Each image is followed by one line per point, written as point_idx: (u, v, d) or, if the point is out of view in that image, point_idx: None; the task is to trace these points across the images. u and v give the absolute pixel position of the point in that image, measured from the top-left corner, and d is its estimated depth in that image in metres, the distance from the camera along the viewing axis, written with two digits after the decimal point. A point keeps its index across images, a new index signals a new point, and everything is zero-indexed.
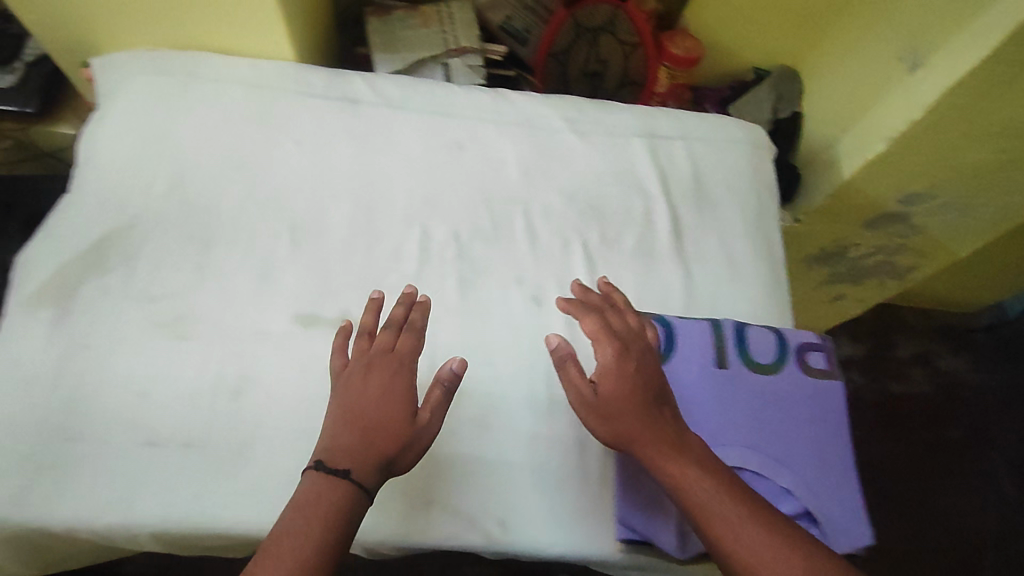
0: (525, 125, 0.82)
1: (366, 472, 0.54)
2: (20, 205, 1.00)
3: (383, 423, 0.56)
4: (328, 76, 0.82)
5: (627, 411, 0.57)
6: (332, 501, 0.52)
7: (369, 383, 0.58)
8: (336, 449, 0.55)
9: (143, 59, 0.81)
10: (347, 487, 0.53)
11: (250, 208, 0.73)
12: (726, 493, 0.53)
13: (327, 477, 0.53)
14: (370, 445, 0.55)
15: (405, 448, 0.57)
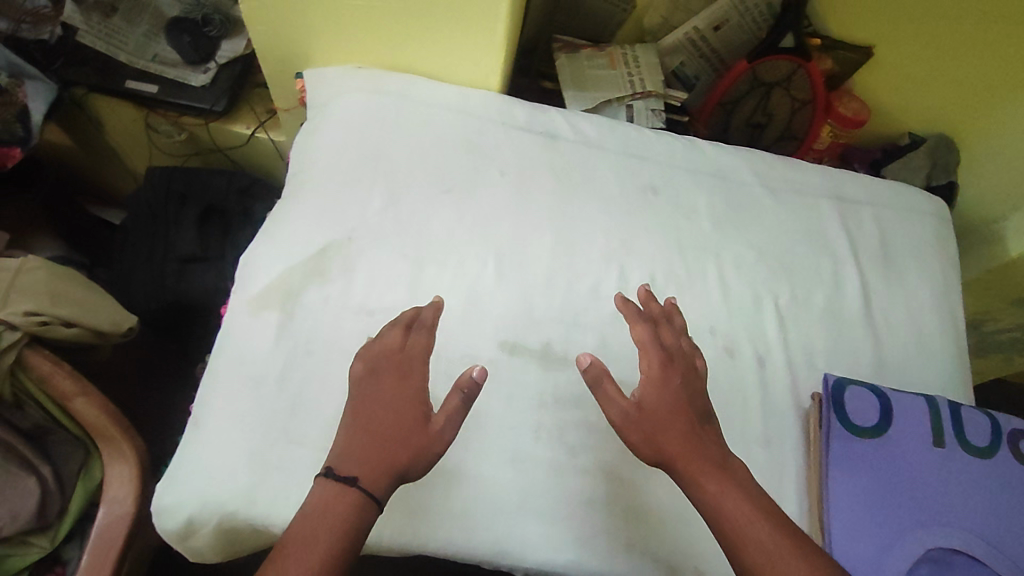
0: (717, 175, 0.83)
1: (375, 481, 0.54)
2: (194, 196, 1.07)
3: (399, 432, 0.56)
4: (531, 110, 0.85)
5: (674, 435, 0.57)
6: (340, 512, 0.52)
7: (383, 390, 0.58)
8: (350, 456, 0.55)
9: (356, 76, 0.85)
10: (355, 496, 0.53)
11: (456, 232, 0.76)
12: (770, 522, 0.54)
13: (335, 486, 0.54)
14: (379, 453, 0.55)
15: (418, 454, 0.56)
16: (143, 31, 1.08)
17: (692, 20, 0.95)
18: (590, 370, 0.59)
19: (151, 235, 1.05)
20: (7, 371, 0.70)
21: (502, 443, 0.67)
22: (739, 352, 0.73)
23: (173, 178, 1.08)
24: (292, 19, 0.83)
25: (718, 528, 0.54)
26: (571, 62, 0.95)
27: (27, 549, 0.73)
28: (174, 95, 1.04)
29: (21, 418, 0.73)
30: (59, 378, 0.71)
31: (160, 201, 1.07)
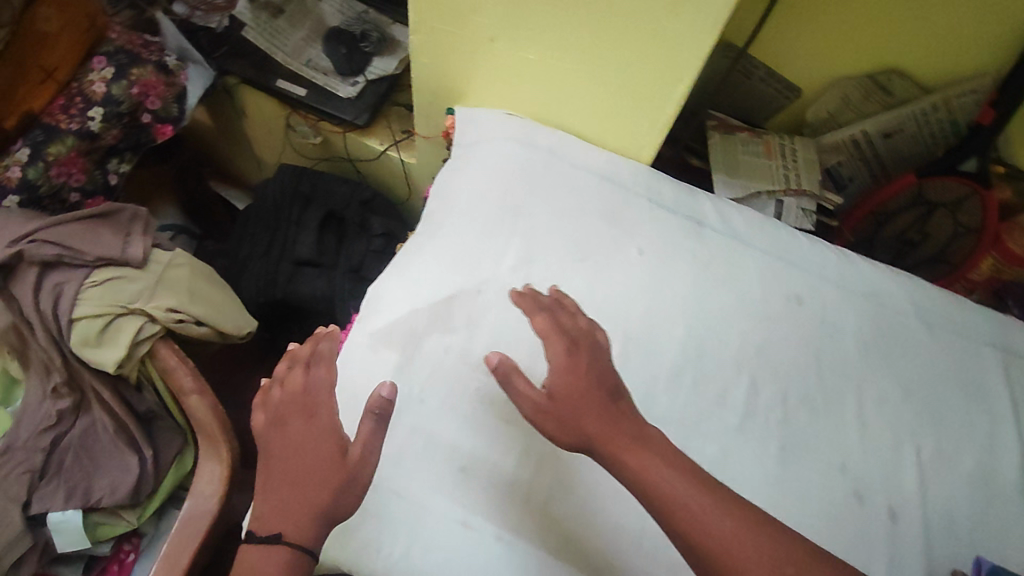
0: (869, 298, 0.77)
1: (300, 531, 0.52)
2: (318, 200, 1.10)
3: (312, 473, 0.53)
4: (681, 190, 0.82)
5: (590, 416, 0.53)
6: (270, 572, 0.51)
7: (289, 438, 0.54)
8: (269, 513, 0.53)
9: (510, 125, 0.85)
10: (288, 556, 0.51)
11: (585, 304, 0.73)
12: (699, 484, 0.50)
13: (263, 548, 0.51)
14: (301, 505, 0.52)
15: (342, 493, 0.53)
16: (302, 34, 1.11)
17: (862, 122, 0.92)
18: (498, 368, 0.55)
19: (269, 229, 1.07)
20: (138, 360, 0.73)
21: (604, 544, 0.62)
22: (871, 500, 0.66)
23: (299, 180, 1.11)
24: (457, 59, 0.83)
25: (653, 508, 0.49)
26: (725, 142, 0.91)
27: (116, 520, 0.74)
28: (320, 102, 1.06)
29: (137, 400, 0.77)
30: (181, 373, 0.74)
31: (282, 198, 1.09)
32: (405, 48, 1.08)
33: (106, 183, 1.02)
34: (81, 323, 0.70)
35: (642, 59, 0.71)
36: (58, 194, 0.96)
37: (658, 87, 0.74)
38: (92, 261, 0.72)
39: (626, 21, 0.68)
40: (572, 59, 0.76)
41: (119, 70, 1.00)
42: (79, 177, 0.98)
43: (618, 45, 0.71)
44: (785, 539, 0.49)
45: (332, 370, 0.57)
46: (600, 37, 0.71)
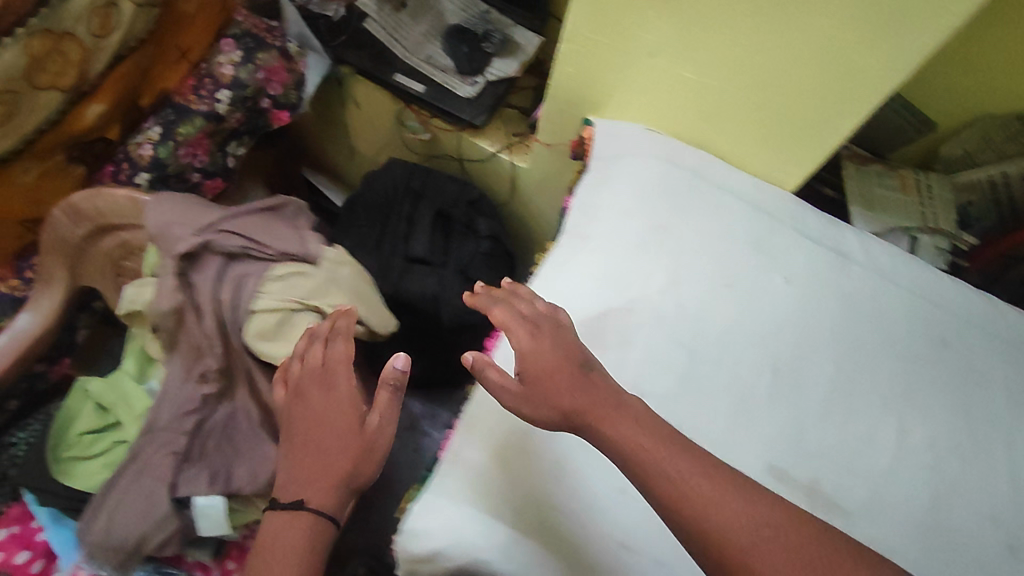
0: (1017, 345, 0.76)
1: (320, 492, 0.60)
2: (429, 197, 1.11)
3: (332, 438, 0.62)
4: (826, 222, 0.82)
5: (561, 390, 0.55)
6: (300, 529, 0.59)
7: (302, 406, 0.65)
8: (298, 477, 0.61)
9: (653, 141, 0.84)
10: (303, 516, 0.59)
11: (734, 332, 0.74)
12: (685, 457, 0.51)
13: (292, 511, 0.60)
14: (315, 469, 0.61)
15: (359, 459, 0.62)
16: (422, 30, 1.10)
17: (1004, 164, 0.89)
18: (474, 366, 0.57)
19: (379, 223, 1.10)
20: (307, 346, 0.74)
21: None
22: None
23: (411, 175, 1.12)
24: (608, 72, 0.82)
25: (632, 471, 0.51)
26: (859, 176, 0.91)
27: (247, 508, 0.75)
28: (438, 99, 1.05)
29: None
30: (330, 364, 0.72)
31: (393, 192, 1.11)
32: (526, 53, 1.07)
33: (225, 165, 1.02)
34: (260, 316, 0.75)
35: (827, 85, 0.70)
36: (182, 173, 0.96)
37: (832, 116, 0.73)
38: (275, 253, 0.78)
39: (821, 46, 0.66)
40: (745, 81, 0.74)
41: (246, 54, 0.99)
42: (204, 158, 0.97)
43: (802, 70, 0.70)
44: (764, 503, 0.49)
45: (346, 347, 0.69)
46: (783, 60, 0.70)
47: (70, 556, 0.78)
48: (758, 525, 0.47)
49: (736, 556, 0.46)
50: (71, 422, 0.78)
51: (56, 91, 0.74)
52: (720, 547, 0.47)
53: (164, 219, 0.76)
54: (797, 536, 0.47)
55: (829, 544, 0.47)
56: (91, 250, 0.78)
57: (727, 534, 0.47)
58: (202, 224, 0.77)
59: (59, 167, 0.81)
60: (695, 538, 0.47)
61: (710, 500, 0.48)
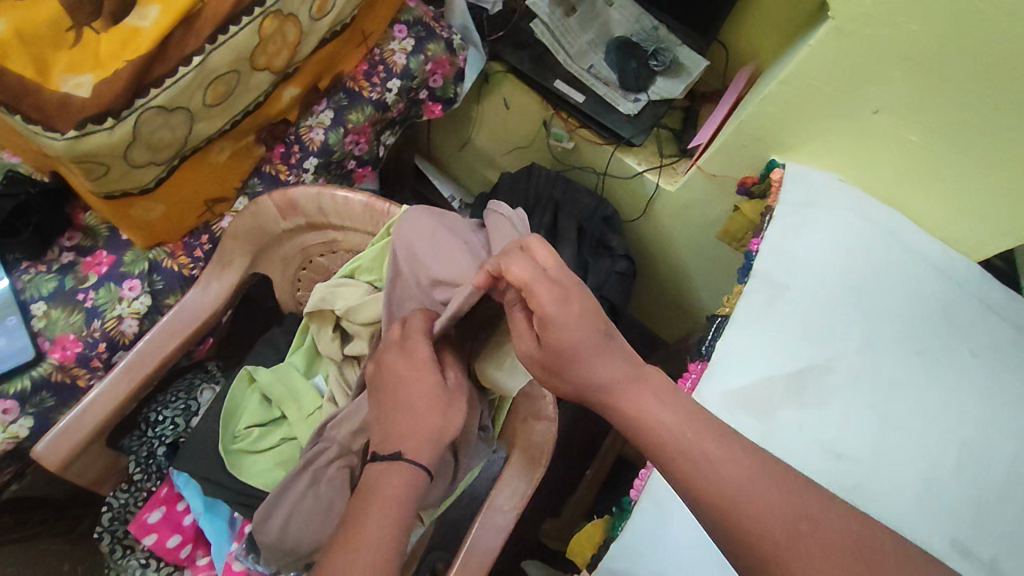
0: None
1: (415, 448, 0.54)
2: (567, 207, 1.09)
3: (423, 398, 0.56)
4: (1010, 298, 0.82)
5: (575, 361, 0.51)
6: (394, 488, 0.51)
7: (392, 370, 0.58)
8: (389, 438, 0.55)
9: (844, 194, 0.85)
10: (403, 467, 0.52)
11: (925, 400, 0.73)
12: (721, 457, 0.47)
13: (385, 468, 0.53)
14: (413, 426, 0.55)
15: (448, 413, 0.56)
16: (588, 38, 1.10)
17: None
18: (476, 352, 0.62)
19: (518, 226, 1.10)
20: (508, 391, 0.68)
21: None
22: None
23: (553, 184, 1.10)
24: (820, 118, 0.83)
25: (625, 424, 0.51)
26: None
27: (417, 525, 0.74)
28: (598, 112, 1.05)
29: None
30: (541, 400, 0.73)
31: (535, 200, 1.10)
32: (692, 75, 1.07)
33: (376, 154, 1.00)
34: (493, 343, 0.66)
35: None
36: (342, 161, 0.93)
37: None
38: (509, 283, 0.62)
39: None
40: (979, 159, 0.76)
41: (418, 43, 0.97)
42: (363, 146, 0.95)
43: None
44: (792, 486, 0.46)
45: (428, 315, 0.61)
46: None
47: (222, 546, 0.73)
48: (799, 518, 0.44)
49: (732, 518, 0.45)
50: (236, 413, 0.73)
51: (269, 72, 0.75)
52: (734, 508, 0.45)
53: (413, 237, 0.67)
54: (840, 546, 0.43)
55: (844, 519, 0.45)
56: (291, 242, 0.76)
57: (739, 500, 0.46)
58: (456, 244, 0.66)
59: (248, 147, 0.82)
60: (730, 528, 0.45)
61: (724, 471, 0.47)
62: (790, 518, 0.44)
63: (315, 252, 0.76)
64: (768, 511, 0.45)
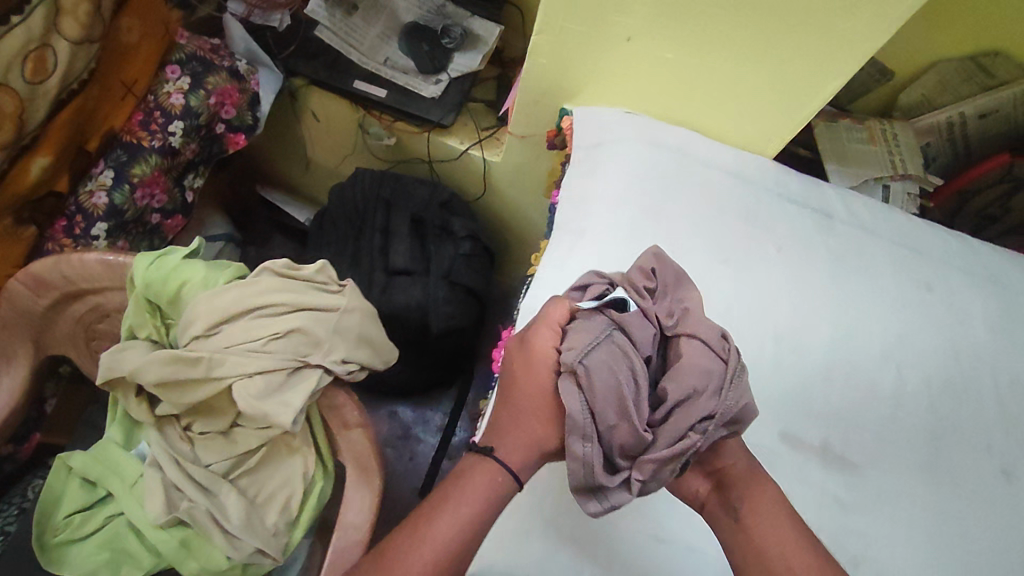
0: (993, 281, 0.81)
1: (510, 454, 0.57)
2: (399, 202, 1.06)
3: (533, 418, 0.59)
4: (807, 185, 0.83)
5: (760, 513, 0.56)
6: (480, 487, 0.55)
7: (525, 375, 0.60)
8: (497, 429, 0.59)
9: (631, 121, 0.84)
10: (490, 467, 0.56)
11: (735, 306, 0.74)
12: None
13: (477, 466, 0.57)
14: (513, 431, 0.59)
15: (547, 427, 0.59)
16: (377, 32, 1.06)
17: (961, 105, 0.94)
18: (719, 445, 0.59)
19: (351, 240, 1.04)
20: (274, 330, 0.58)
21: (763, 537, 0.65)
22: (1015, 473, 0.72)
23: (379, 184, 1.06)
24: (588, 57, 0.82)
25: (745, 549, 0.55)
26: (829, 131, 0.94)
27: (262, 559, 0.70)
28: (404, 104, 1.02)
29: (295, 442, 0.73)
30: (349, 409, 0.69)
31: (364, 202, 1.05)
32: (487, 44, 1.06)
33: (184, 200, 0.96)
34: (202, 306, 0.58)
35: (810, 58, 0.73)
36: (141, 217, 0.89)
37: (823, 83, 0.75)
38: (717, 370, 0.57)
39: (808, 22, 0.69)
40: (736, 63, 0.76)
41: (195, 80, 0.92)
42: (162, 197, 0.91)
43: (794, 45, 0.72)
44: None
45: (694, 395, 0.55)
46: (773, 40, 0.72)
47: None
48: None
49: (762, 563, 0.53)
50: (55, 505, 0.71)
51: None
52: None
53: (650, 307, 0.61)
54: None
55: (817, 559, 0.53)
56: (60, 317, 0.71)
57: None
58: (711, 374, 0.56)
59: (9, 231, 0.78)
60: None
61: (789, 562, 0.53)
62: None
63: (91, 320, 0.73)
64: None
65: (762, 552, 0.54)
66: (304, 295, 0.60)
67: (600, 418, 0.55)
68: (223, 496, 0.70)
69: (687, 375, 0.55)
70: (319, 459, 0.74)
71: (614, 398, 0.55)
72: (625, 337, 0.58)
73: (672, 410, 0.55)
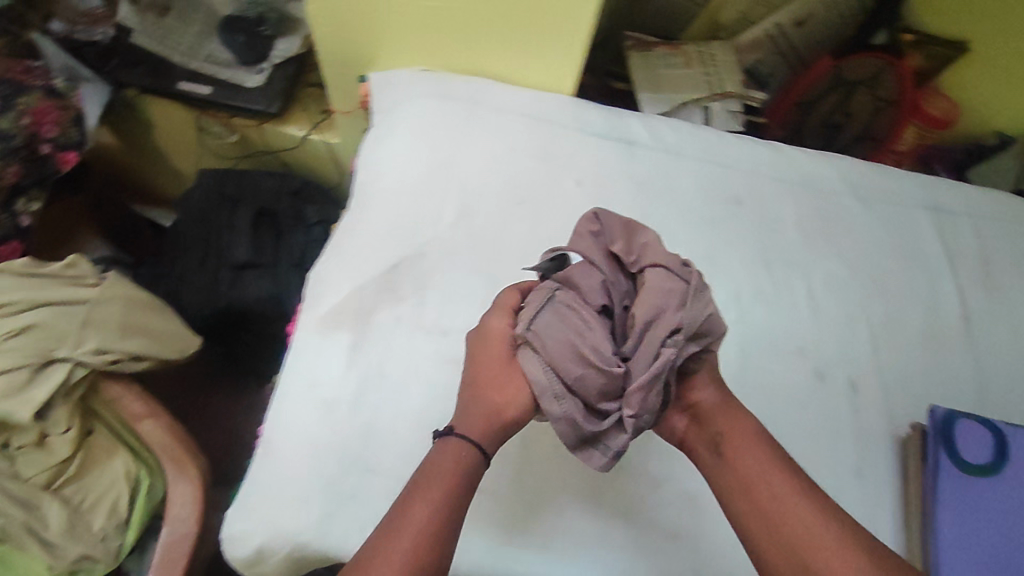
0: (806, 186, 0.79)
1: (482, 434, 0.53)
2: (245, 198, 1.05)
3: (496, 390, 0.54)
4: (608, 115, 0.80)
5: (744, 444, 0.55)
6: (449, 468, 0.51)
7: (482, 354, 0.56)
8: (462, 412, 0.55)
9: (421, 79, 0.81)
10: (456, 444, 0.53)
11: (530, 246, 0.72)
12: (807, 497, 0.52)
13: (438, 448, 0.53)
14: (475, 407, 0.54)
15: (513, 396, 0.54)
16: (196, 30, 1.06)
17: (773, 16, 0.92)
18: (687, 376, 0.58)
19: (202, 241, 1.02)
20: (30, 329, 0.65)
21: (558, 469, 0.64)
22: (827, 374, 0.71)
23: (223, 182, 1.06)
24: (362, 20, 0.78)
25: (731, 477, 0.54)
26: (644, 62, 0.90)
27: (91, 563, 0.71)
28: (229, 98, 1.01)
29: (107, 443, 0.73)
30: (130, 401, 0.72)
31: (208, 202, 1.04)
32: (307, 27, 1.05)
33: (17, 226, 0.94)
34: None
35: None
36: None
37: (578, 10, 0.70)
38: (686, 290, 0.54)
39: None
40: (500, 7, 0.72)
41: (4, 101, 0.91)
42: None
43: None
44: (814, 498, 0.52)
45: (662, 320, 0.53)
46: None
47: None
48: (830, 528, 0.50)
49: (745, 484, 0.53)
50: None
51: None
52: (757, 503, 0.52)
53: (595, 250, 0.58)
54: (847, 549, 0.49)
55: (803, 485, 0.53)
56: None
57: (774, 508, 0.51)
58: (672, 292, 0.54)
59: None
60: (771, 538, 0.51)
61: (773, 486, 0.52)
62: (825, 524, 0.50)
63: None
64: (803, 514, 0.51)
65: (749, 483, 0.53)
66: (59, 292, 0.68)
67: (564, 372, 0.52)
68: (46, 507, 0.69)
69: (652, 296, 0.54)
70: (137, 459, 0.76)
71: (574, 350, 0.53)
72: (568, 292, 0.56)
73: (639, 342, 0.53)
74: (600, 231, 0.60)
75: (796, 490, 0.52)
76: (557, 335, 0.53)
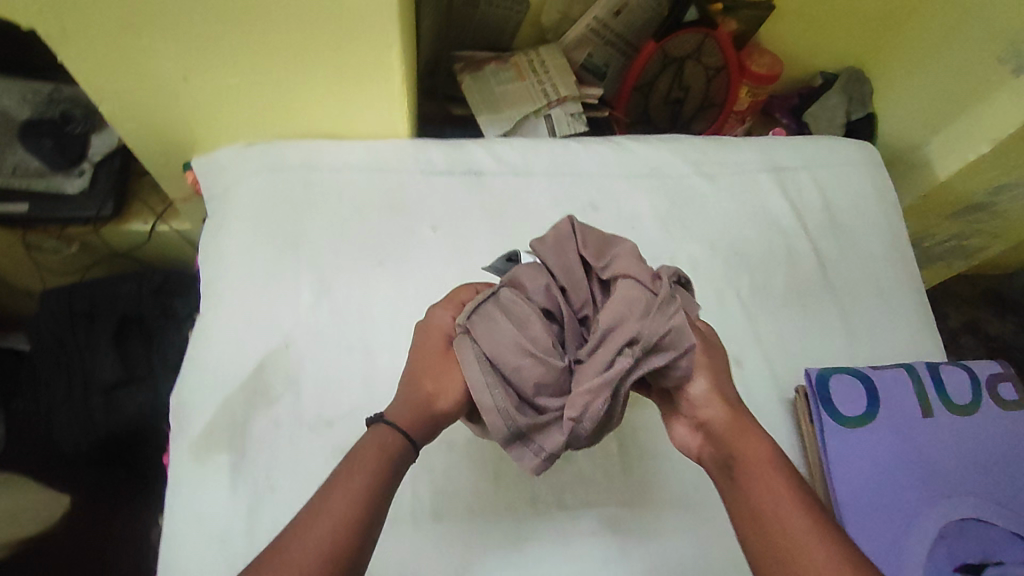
0: (653, 176, 0.81)
1: (409, 421, 0.51)
2: (100, 312, 0.96)
3: (428, 378, 0.52)
4: (448, 150, 0.79)
5: (758, 472, 0.48)
6: (373, 452, 0.49)
7: (425, 346, 0.54)
8: (399, 402, 0.53)
9: (245, 155, 0.76)
10: (382, 433, 0.50)
11: (400, 306, 0.70)
12: (825, 534, 0.45)
13: (365, 436, 0.51)
14: (408, 398, 0.52)
15: (446, 390, 0.51)
16: None
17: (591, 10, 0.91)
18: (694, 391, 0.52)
19: (61, 367, 0.93)
20: None
21: (473, 529, 0.62)
22: None
23: (70, 300, 0.96)
24: (166, 110, 0.72)
25: (742, 506, 0.48)
26: (478, 83, 0.89)
27: None
28: (51, 210, 0.92)
29: None
30: None
31: (57, 326, 0.95)
32: None
33: None
34: None
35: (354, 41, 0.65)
36: None
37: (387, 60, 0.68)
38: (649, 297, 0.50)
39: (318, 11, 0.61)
40: (305, 72, 0.69)
41: None
42: None
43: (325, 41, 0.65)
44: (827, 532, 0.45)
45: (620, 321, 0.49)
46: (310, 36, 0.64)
47: None
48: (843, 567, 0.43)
49: (756, 517, 0.47)
50: None
51: None
52: (767, 537, 0.46)
53: (562, 258, 0.56)
54: None
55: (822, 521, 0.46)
56: None
57: (785, 543, 0.45)
58: (633, 300, 0.50)
59: None
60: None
61: (785, 518, 0.46)
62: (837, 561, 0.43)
63: None
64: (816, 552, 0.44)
65: (761, 515, 0.46)
66: None
67: (501, 362, 0.49)
68: None
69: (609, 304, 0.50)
70: None
71: (514, 346, 0.49)
72: (514, 291, 0.53)
73: (594, 346, 0.50)
74: (569, 239, 0.57)
75: (812, 527, 0.45)
76: (500, 324, 0.50)
